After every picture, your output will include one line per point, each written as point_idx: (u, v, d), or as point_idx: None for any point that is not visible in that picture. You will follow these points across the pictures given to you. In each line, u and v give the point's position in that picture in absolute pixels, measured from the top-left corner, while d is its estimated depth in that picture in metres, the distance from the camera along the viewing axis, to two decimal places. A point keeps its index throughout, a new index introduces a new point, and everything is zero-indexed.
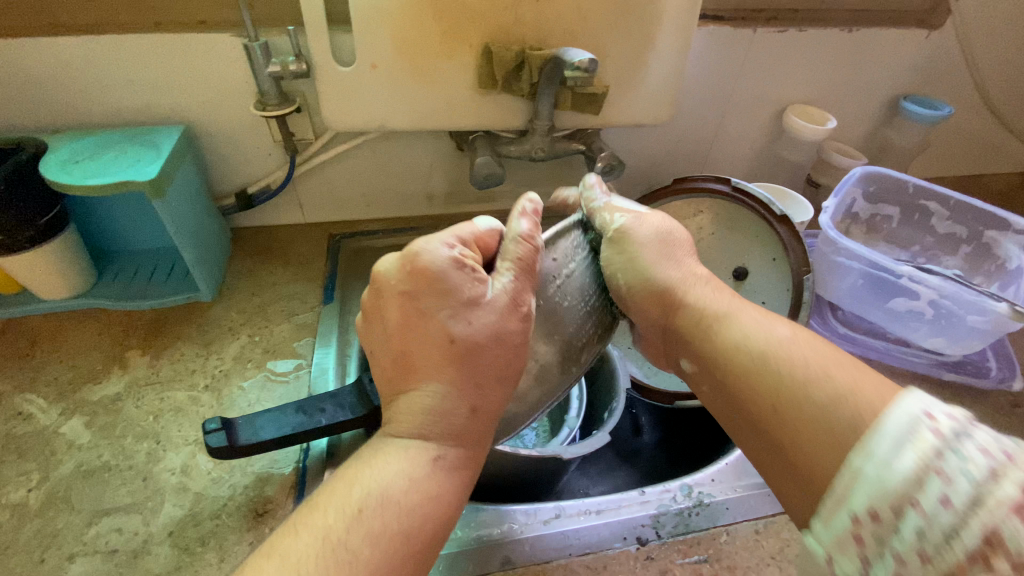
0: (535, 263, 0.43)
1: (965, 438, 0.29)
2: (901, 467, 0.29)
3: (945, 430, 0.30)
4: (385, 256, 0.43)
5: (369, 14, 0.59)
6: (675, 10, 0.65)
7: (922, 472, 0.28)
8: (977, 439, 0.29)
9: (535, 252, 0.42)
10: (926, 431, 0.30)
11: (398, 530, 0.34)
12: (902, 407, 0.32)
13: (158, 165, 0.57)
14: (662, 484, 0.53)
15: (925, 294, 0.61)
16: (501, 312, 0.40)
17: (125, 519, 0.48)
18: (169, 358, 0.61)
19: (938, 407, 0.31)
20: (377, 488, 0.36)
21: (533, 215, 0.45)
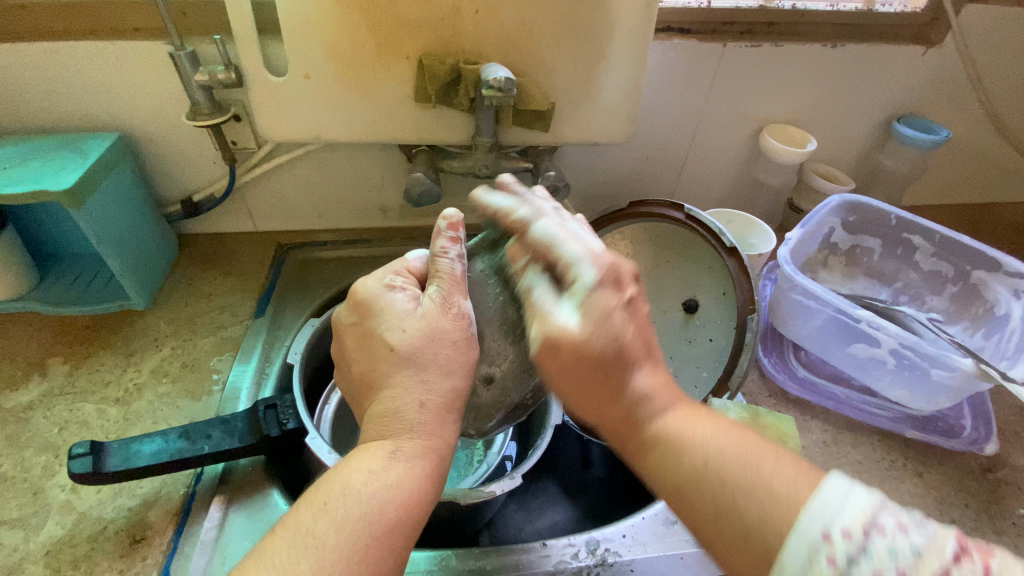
0: (462, 275, 0.43)
1: (868, 548, 0.26)
2: (810, 538, 0.28)
3: (847, 553, 0.26)
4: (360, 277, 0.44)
5: (295, 22, 0.56)
6: (629, 22, 0.60)
7: None
8: (889, 542, 0.26)
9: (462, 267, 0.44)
10: (829, 555, 0.27)
11: (399, 543, 0.33)
12: (811, 516, 0.28)
13: (78, 173, 0.57)
14: (567, 538, 0.50)
15: (886, 342, 0.56)
16: (426, 319, 0.41)
17: (6, 535, 0.47)
18: (89, 367, 0.60)
19: (858, 505, 0.28)
20: (388, 497, 0.34)
21: (455, 229, 0.45)
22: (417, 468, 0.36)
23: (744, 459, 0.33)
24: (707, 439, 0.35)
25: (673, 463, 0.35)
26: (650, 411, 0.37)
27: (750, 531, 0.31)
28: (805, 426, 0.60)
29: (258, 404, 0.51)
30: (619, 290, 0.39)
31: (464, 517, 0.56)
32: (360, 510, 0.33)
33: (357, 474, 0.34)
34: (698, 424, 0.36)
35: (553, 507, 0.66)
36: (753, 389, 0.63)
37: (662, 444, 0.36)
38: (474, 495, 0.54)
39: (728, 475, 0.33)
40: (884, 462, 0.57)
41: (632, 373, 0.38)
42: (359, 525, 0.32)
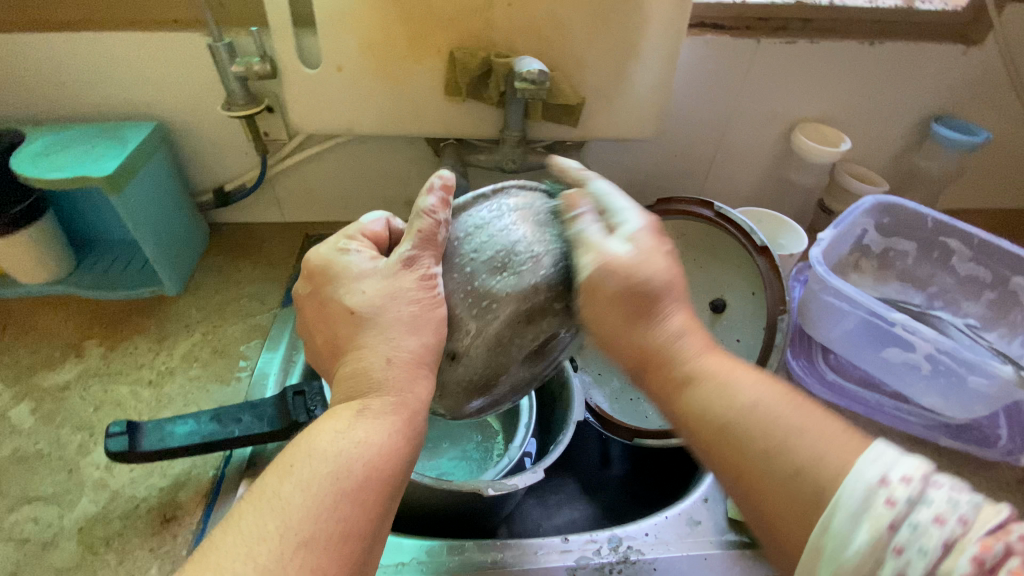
0: (440, 237, 0.40)
1: (927, 495, 0.26)
2: (867, 481, 0.28)
3: (905, 498, 0.26)
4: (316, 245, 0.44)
5: (330, 15, 0.57)
6: (662, 17, 0.59)
7: (879, 541, 0.26)
8: (948, 494, 0.26)
9: (440, 225, 0.40)
10: (886, 498, 0.27)
11: (370, 503, 0.33)
12: (868, 461, 0.29)
13: (118, 161, 0.58)
14: (589, 534, 0.50)
15: (921, 346, 0.54)
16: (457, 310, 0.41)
17: (44, 509, 0.49)
18: (122, 350, 0.62)
19: (914, 461, 0.28)
20: (353, 456, 0.34)
21: (445, 191, 0.41)
22: (375, 430, 0.35)
23: (791, 407, 0.33)
24: (750, 393, 0.34)
25: (712, 400, 0.34)
26: (688, 348, 0.37)
27: (800, 470, 0.30)
28: None
29: (287, 390, 0.51)
30: (661, 239, 0.41)
31: (484, 510, 0.56)
32: (335, 473, 0.33)
33: (324, 438, 0.34)
34: (732, 368, 0.36)
35: (572, 504, 0.66)
36: None
37: (696, 389, 0.35)
38: (500, 486, 0.54)
39: (775, 415, 0.33)
40: None
41: (669, 309, 0.38)
42: (325, 487, 0.32)
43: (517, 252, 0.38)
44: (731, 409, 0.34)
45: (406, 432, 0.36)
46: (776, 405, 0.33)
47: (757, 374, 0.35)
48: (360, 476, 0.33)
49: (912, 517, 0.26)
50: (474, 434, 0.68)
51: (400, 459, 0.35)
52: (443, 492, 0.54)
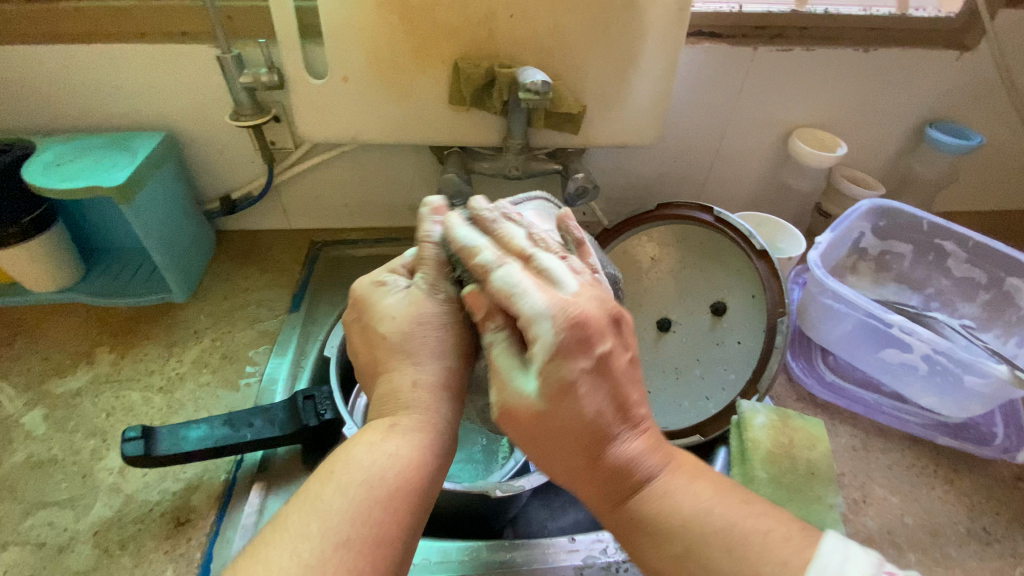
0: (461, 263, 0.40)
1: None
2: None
3: None
4: (361, 279, 0.45)
5: (337, 26, 0.58)
6: (661, 27, 0.60)
7: None
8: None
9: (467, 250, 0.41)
10: None
11: (405, 512, 0.33)
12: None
13: (129, 171, 0.59)
14: (595, 533, 0.51)
15: (917, 346, 0.55)
16: None
17: (58, 514, 0.50)
18: (133, 356, 0.63)
19: (868, 556, 0.30)
20: (387, 466, 0.34)
21: (467, 215, 0.41)
22: (408, 442, 0.36)
23: (697, 518, 0.33)
24: (693, 506, 0.34)
25: (659, 540, 0.33)
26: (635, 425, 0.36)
27: (687, 548, 0.32)
28: (833, 431, 0.60)
29: (297, 394, 0.52)
30: (587, 347, 0.34)
31: (492, 511, 0.57)
32: (375, 483, 0.33)
33: (359, 450, 0.35)
34: (679, 476, 0.35)
35: (576, 506, 0.67)
36: (780, 393, 0.64)
37: (635, 514, 0.34)
38: (507, 488, 0.55)
39: (703, 537, 0.32)
40: (914, 468, 0.57)
41: (632, 355, 0.37)
42: (359, 491, 0.33)
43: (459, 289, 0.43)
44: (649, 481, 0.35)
45: (433, 444, 0.37)
46: (718, 503, 0.34)
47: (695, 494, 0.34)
48: (392, 491, 0.33)
49: None
50: (479, 437, 0.68)
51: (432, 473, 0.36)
52: (451, 494, 0.55)
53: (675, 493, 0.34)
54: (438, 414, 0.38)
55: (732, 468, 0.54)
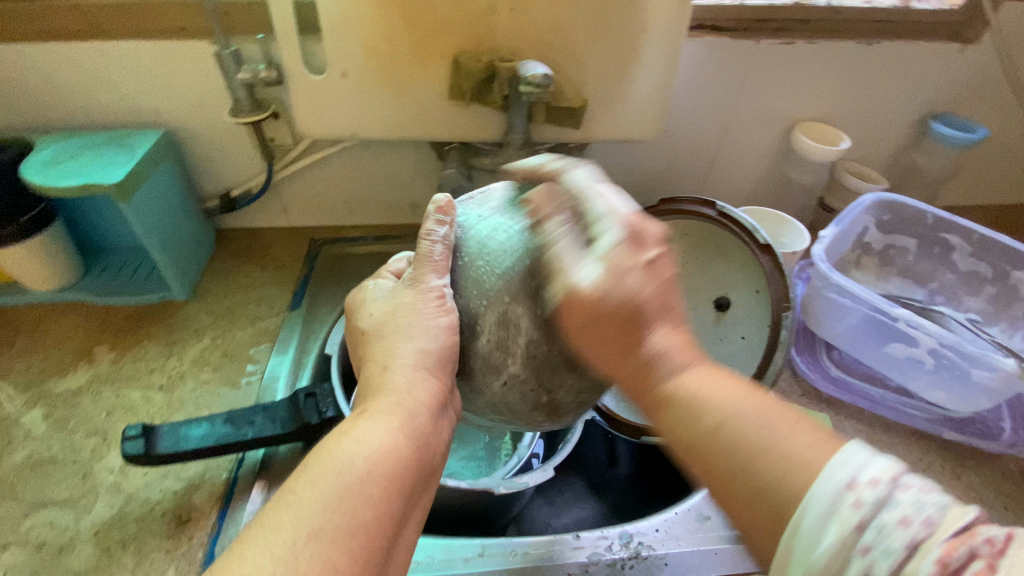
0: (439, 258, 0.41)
1: (895, 499, 0.24)
2: (834, 484, 0.26)
3: (872, 500, 0.24)
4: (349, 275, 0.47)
5: (336, 21, 0.57)
6: (663, 20, 0.60)
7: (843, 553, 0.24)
8: (916, 497, 0.24)
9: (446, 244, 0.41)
10: (853, 500, 0.25)
11: (391, 502, 0.32)
12: (835, 467, 0.26)
13: (128, 169, 0.59)
14: (600, 530, 0.50)
15: (923, 340, 0.55)
16: None
17: (59, 514, 0.49)
18: (133, 355, 0.63)
19: (883, 461, 0.26)
20: (358, 452, 0.32)
21: (444, 211, 0.42)
22: (388, 432, 0.34)
23: (767, 423, 0.30)
24: (728, 398, 0.31)
25: (686, 418, 0.32)
26: (667, 368, 0.34)
27: (763, 487, 0.28)
28: (838, 426, 0.60)
29: (299, 392, 0.52)
30: (639, 249, 0.35)
31: (495, 509, 0.57)
32: (361, 476, 0.31)
33: (342, 443, 0.32)
34: (714, 384, 0.32)
35: (580, 503, 0.66)
36: (785, 388, 0.63)
37: (675, 392, 0.33)
38: (510, 484, 0.55)
39: (747, 432, 0.30)
40: (921, 463, 0.56)
41: (654, 329, 0.35)
42: (342, 486, 0.30)
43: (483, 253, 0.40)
44: (704, 421, 0.31)
45: (411, 430, 0.35)
46: (750, 405, 0.31)
47: (742, 385, 0.32)
48: (377, 484, 0.31)
49: (877, 520, 0.24)
50: (482, 433, 0.68)
51: (416, 460, 0.34)
52: (454, 492, 0.54)
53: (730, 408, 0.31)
54: (415, 400, 0.36)
55: None
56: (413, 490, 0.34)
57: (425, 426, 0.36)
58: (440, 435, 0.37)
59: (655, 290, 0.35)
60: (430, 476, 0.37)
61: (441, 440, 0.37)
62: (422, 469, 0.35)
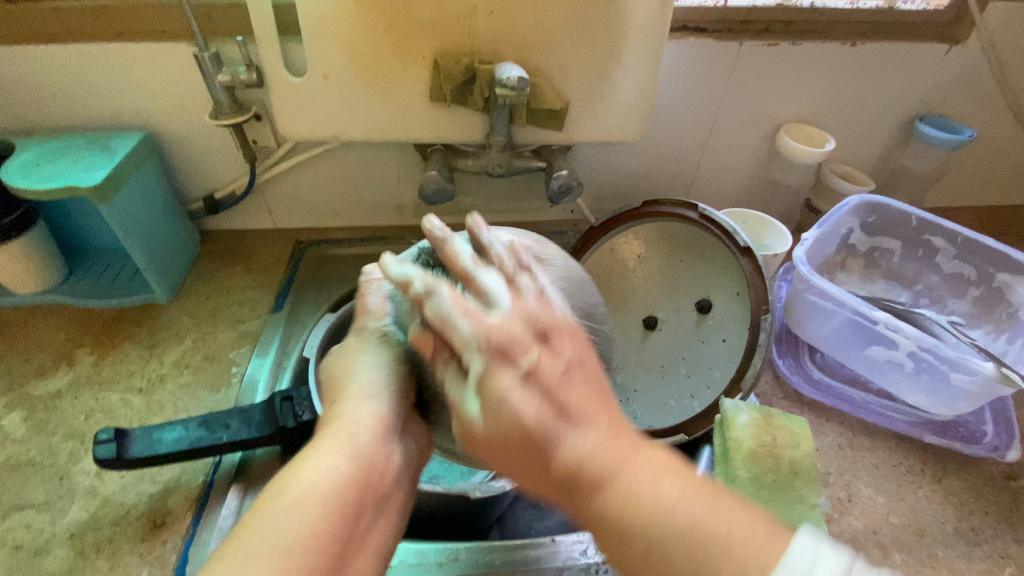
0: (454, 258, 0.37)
1: None
2: None
3: None
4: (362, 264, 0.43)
5: (315, 22, 0.57)
6: (643, 21, 0.60)
7: None
8: None
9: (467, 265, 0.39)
10: None
11: (331, 529, 0.30)
12: None
13: (107, 171, 0.59)
14: (575, 534, 0.50)
15: (902, 343, 0.55)
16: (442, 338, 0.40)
17: (34, 517, 0.49)
18: (113, 358, 0.63)
19: None
20: (314, 483, 0.31)
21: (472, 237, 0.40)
22: (334, 463, 0.32)
23: (703, 502, 0.28)
24: (669, 497, 0.28)
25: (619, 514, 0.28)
26: (596, 472, 0.28)
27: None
28: (819, 430, 0.59)
29: (275, 395, 0.52)
30: (510, 359, 0.30)
31: (473, 512, 0.57)
32: (302, 507, 0.30)
33: (284, 477, 0.32)
34: (644, 470, 0.29)
35: None
36: (766, 390, 0.63)
37: (602, 504, 0.28)
38: (486, 488, 0.55)
39: (688, 529, 0.27)
40: (901, 467, 0.56)
41: (573, 428, 0.29)
42: (287, 520, 0.30)
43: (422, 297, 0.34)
44: (633, 534, 0.28)
45: (360, 455, 0.34)
46: (692, 500, 0.28)
47: (682, 475, 0.29)
48: (319, 515, 0.30)
49: None
50: None
51: (365, 486, 0.33)
52: (431, 496, 0.54)
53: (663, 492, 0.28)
54: (360, 428, 0.35)
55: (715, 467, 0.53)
56: (361, 513, 0.32)
57: (371, 450, 0.34)
58: (394, 458, 0.35)
59: (579, 360, 0.32)
60: (386, 499, 0.34)
61: (395, 463, 0.35)
62: (373, 494, 0.33)
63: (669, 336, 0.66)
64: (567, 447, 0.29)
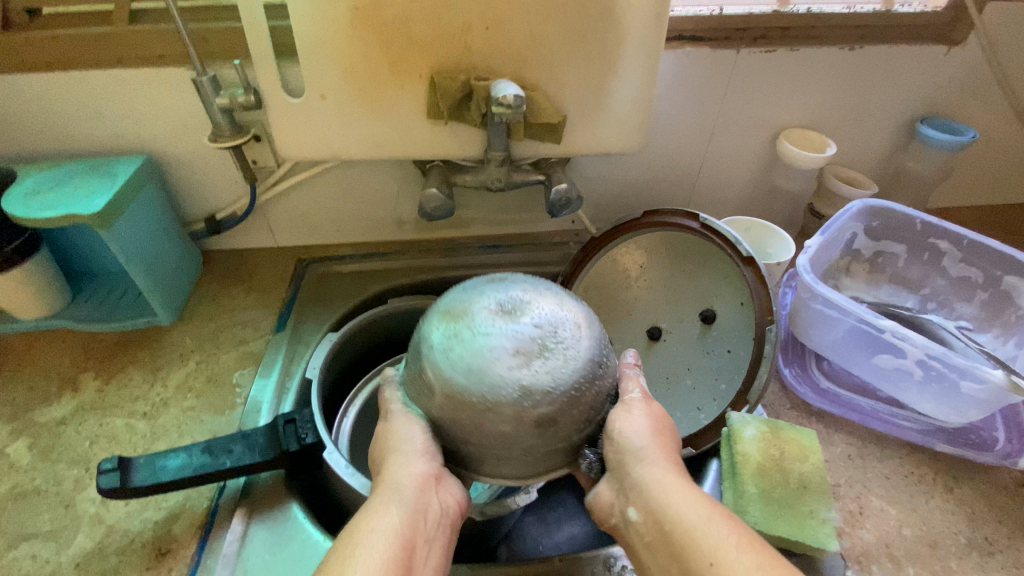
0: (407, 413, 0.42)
1: None
2: None
3: None
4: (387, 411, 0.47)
5: (311, 43, 0.57)
6: (639, 32, 0.59)
7: None
8: None
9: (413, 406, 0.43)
10: None
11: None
12: None
13: (108, 197, 0.59)
14: (584, 553, 0.50)
15: (911, 352, 0.54)
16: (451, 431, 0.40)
17: (41, 546, 0.49)
18: (118, 382, 0.63)
19: None
20: (369, 550, 0.36)
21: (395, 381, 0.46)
22: (389, 514, 0.38)
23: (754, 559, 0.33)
24: (701, 511, 0.36)
25: (682, 509, 0.37)
26: (651, 460, 0.40)
27: None
28: (828, 440, 0.58)
29: (278, 418, 0.52)
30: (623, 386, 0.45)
31: (480, 533, 0.56)
32: (368, 557, 0.35)
33: (350, 539, 0.37)
34: (691, 494, 0.38)
35: (571, 521, 0.65)
36: (773, 401, 0.62)
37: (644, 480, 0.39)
38: (488, 509, 0.54)
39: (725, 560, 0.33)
40: (912, 477, 0.55)
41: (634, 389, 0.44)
42: (362, 572, 0.34)
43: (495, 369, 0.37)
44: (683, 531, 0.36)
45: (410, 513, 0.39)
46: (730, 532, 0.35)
47: (735, 527, 0.35)
48: (382, 565, 0.35)
49: None
50: None
51: (412, 532, 0.38)
52: None
53: (712, 528, 0.35)
54: (403, 485, 0.39)
55: (722, 481, 0.52)
56: (412, 552, 0.37)
57: (416, 501, 0.39)
58: (435, 504, 0.40)
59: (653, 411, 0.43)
60: (435, 538, 0.39)
61: (436, 507, 0.40)
62: (423, 534, 0.38)
63: (674, 347, 0.65)
64: (635, 410, 0.43)
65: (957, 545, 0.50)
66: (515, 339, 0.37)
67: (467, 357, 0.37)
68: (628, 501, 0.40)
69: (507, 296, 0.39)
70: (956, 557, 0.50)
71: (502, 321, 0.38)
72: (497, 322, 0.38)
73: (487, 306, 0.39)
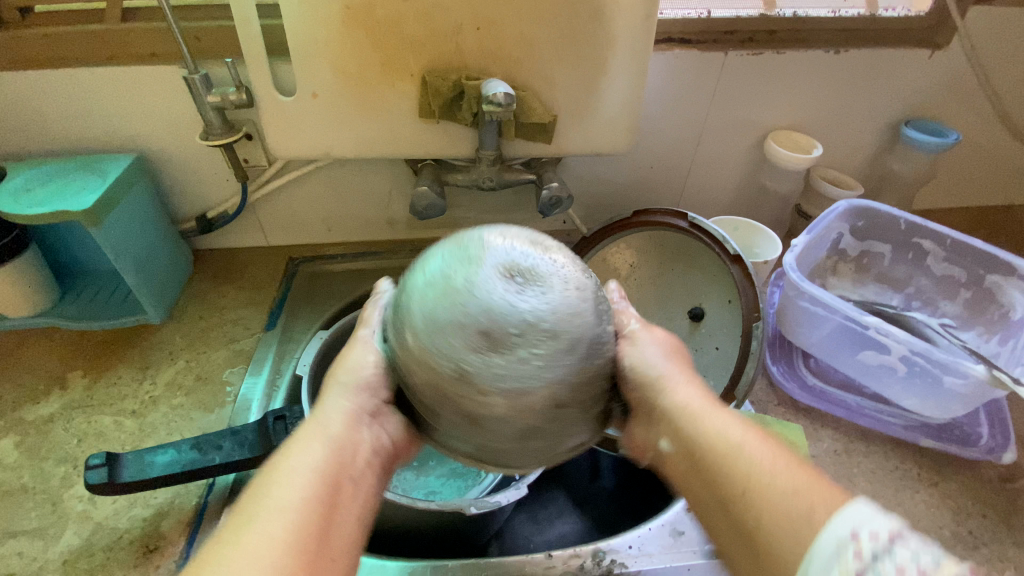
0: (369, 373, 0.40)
1: (892, 549, 0.25)
2: (838, 535, 0.27)
3: (871, 551, 0.25)
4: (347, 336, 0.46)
5: (304, 42, 0.58)
6: (628, 34, 0.60)
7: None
8: (914, 551, 0.24)
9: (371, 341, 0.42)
10: (854, 551, 0.26)
11: (310, 514, 0.33)
12: (839, 521, 0.27)
13: (98, 194, 0.59)
14: (572, 548, 0.50)
15: (895, 348, 0.55)
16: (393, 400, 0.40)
17: (27, 543, 0.49)
18: (106, 380, 0.62)
19: (886, 518, 0.26)
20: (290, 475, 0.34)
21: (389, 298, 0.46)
22: (311, 452, 0.36)
23: (801, 480, 0.32)
24: (736, 438, 0.35)
25: (715, 428, 0.36)
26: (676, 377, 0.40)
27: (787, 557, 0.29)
28: (815, 436, 0.59)
29: (268, 415, 0.52)
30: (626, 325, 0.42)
31: (472, 529, 0.56)
32: (276, 497, 0.33)
33: (269, 473, 0.34)
34: (727, 420, 0.37)
35: (562, 518, 0.65)
36: (761, 398, 0.63)
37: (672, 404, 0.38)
38: (482, 504, 0.53)
39: (765, 483, 0.32)
40: (897, 472, 0.56)
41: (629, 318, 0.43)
42: (271, 507, 0.32)
43: (552, 324, 0.33)
44: (721, 446, 0.35)
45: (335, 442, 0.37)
46: (763, 451, 0.34)
47: (779, 453, 0.34)
48: (302, 497, 0.33)
49: (877, 567, 0.24)
50: None
51: (336, 467, 0.36)
52: (424, 514, 0.53)
53: (748, 450, 0.34)
54: (332, 420, 0.38)
55: None
56: (337, 486, 0.35)
57: (342, 435, 0.38)
58: (361, 439, 0.38)
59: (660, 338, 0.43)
60: (361, 478, 0.37)
61: (363, 445, 0.38)
62: (346, 472, 0.36)
63: None
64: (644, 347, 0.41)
65: (942, 539, 0.51)
66: (484, 311, 0.33)
67: (427, 282, 0.35)
68: (659, 432, 0.39)
69: (530, 286, 0.34)
70: (941, 550, 0.50)
71: (529, 274, 0.34)
72: (491, 276, 0.34)
73: (509, 257, 0.35)
